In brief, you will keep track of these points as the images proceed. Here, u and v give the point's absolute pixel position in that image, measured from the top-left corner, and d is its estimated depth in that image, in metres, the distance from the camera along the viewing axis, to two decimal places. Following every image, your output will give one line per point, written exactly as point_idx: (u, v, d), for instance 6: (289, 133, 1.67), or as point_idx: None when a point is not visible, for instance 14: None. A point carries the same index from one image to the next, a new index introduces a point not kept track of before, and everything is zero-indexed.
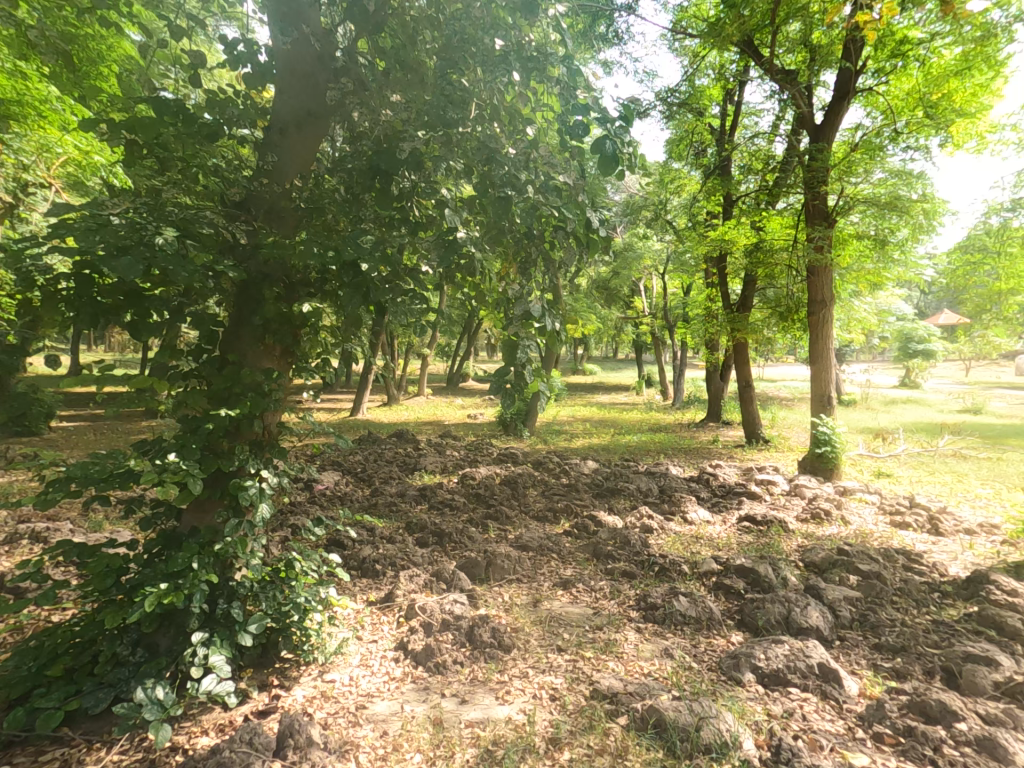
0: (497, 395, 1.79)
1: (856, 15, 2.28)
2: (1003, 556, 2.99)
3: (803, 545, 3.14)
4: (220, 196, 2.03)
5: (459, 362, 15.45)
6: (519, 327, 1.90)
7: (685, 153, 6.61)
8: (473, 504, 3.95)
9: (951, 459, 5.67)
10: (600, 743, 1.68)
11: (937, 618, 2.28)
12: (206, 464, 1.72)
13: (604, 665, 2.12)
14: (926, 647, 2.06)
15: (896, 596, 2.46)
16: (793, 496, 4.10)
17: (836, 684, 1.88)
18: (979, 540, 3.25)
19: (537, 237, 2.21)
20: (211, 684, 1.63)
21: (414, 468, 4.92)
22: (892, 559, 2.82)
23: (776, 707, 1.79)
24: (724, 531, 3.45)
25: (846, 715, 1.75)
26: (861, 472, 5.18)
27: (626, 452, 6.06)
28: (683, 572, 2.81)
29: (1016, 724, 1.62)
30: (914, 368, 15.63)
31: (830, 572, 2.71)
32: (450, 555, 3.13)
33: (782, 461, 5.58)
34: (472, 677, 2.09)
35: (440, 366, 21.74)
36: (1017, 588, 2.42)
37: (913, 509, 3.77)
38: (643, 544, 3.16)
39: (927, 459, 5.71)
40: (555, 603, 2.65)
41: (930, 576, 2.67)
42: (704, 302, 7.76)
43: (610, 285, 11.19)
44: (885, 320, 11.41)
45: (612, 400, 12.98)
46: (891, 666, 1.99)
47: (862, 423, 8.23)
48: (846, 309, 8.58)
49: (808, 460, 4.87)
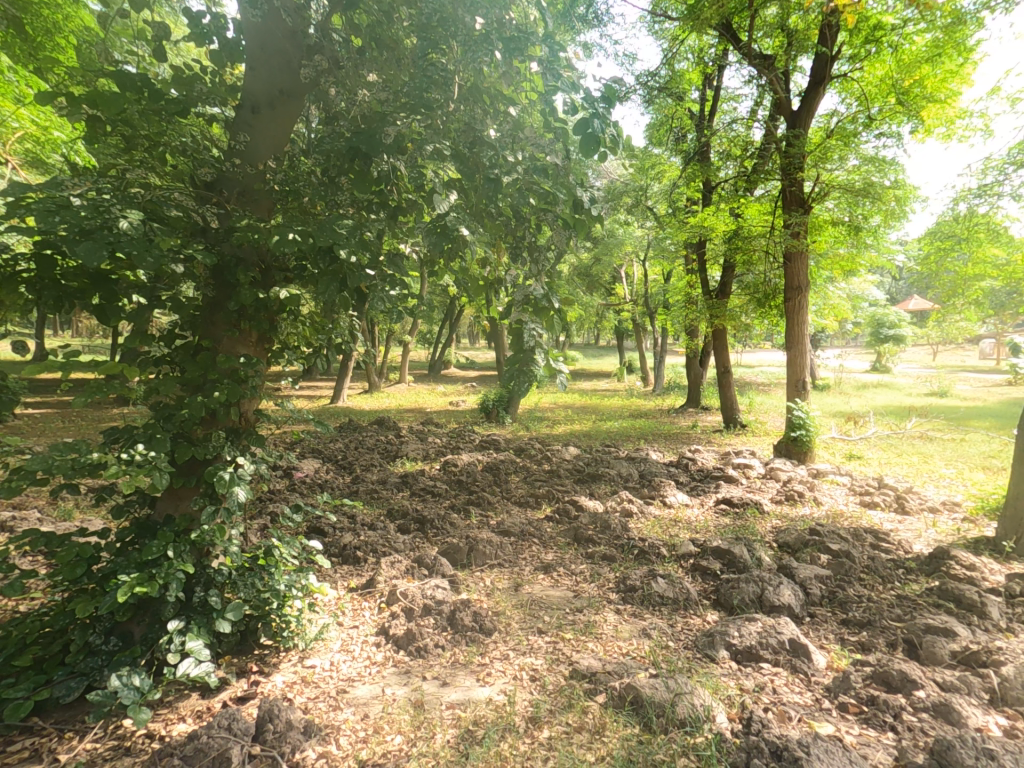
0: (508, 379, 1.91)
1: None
2: (964, 533, 3.12)
3: (777, 526, 3.23)
4: (190, 176, 1.97)
5: (441, 349, 15.36)
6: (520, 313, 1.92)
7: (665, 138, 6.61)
8: (455, 490, 3.96)
9: (917, 441, 5.86)
10: (578, 721, 1.72)
11: (902, 594, 2.36)
12: (180, 452, 1.69)
13: (584, 646, 2.16)
14: (891, 621, 2.13)
15: (864, 574, 2.54)
16: (769, 478, 4.21)
17: (805, 659, 1.94)
18: (942, 517, 3.38)
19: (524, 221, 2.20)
20: (189, 668, 1.62)
21: (395, 455, 4.91)
22: (860, 538, 2.91)
23: (748, 682, 1.85)
24: (701, 513, 3.52)
25: (813, 687, 1.81)
26: (833, 454, 5.31)
27: (607, 437, 6.12)
28: (661, 555, 2.87)
29: (970, 690, 1.70)
30: (884, 354, 16.03)
31: (802, 552, 2.79)
32: (431, 541, 3.14)
33: (759, 445, 5.69)
34: (453, 659, 2.11)
35: (422, 354, 21.64)
36: (975, 563, 2.52)
37: (881, 490, 3.88)
38: (622, 528, 3.21)
39: (895, 441, 5.90)
40: (536, 586, 2.69)
41: (896, 553, 2.76)
42: (683, 289, 7.82)
43: (592, 271, 11.20)
44: (858, 305, 11.68)
45: (593, 387, 13.08)
46: (857, 641, 2.06)
47: (834, 407, 8.44)
48: (822, 295, 8.74)
49: (784, 443, 4.97)
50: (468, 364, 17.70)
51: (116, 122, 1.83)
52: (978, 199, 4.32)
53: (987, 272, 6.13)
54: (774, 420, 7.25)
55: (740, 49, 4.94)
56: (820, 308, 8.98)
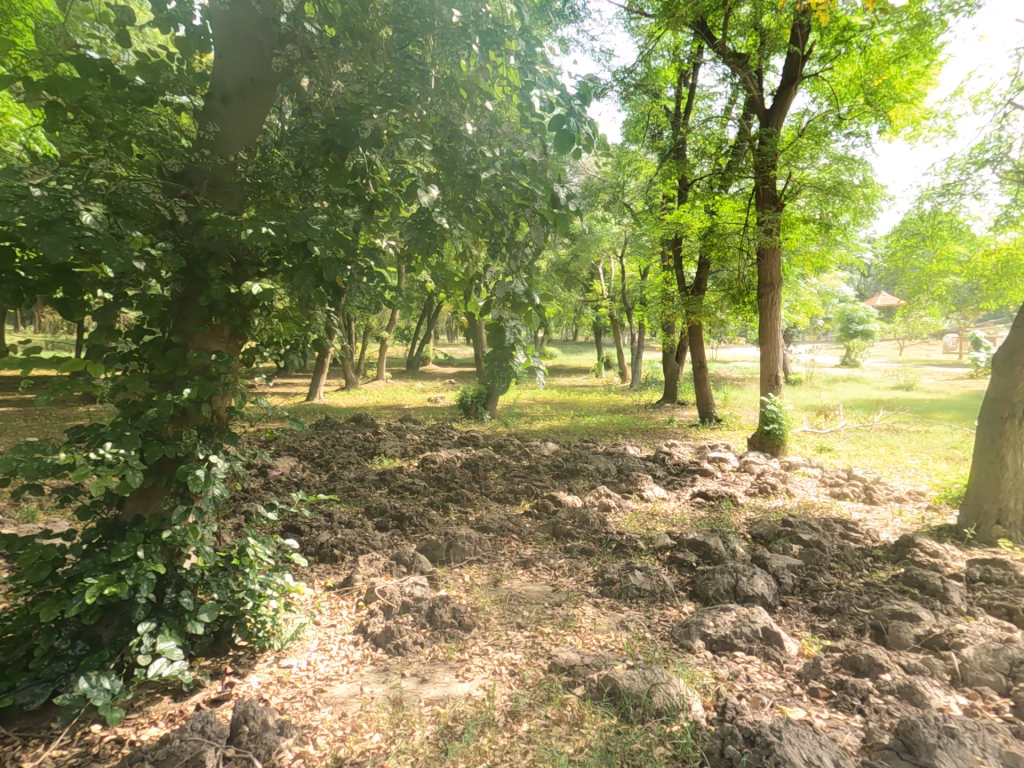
0: (493, 376, 1.82)
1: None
2: (927, 521, 3.23)
3: (751, 517, 3.29)
4: (157, 166, 1.91)
5: (418, 345, 15.25)
6: (501, 307, 1.91)
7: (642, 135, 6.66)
8: (434, 487, 3.93)
9: (885, 433, 6.04)
10: (557, 714, 1.73)
11: (869, 581, 2.43)
12: (150, 451, 1.64)
13: (563, 640, 2.17)
14: (859, 608, 2.20)
15: (834, 563, 2.61)
16: (743, 472, 4.29)
17: (778, 646, 1.99)
18: (908, 506, 3.50)
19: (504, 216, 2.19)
20: (162, 668, 1.58)
21: (373, 452, 4.86)
22: (830, 528, 2.99)
23: (722, 671, 1.89)
24: (678, 506, 3.58)
25: (785, 673, 1.85)
26: (804, 447, 5.44)
27: (586, 433, 6.16)
28: (639, 548, 2.90)
29: (932, 672, 1.76)
30: (853, 350, 16.49)
31: (775, 542, 2.85)
32: (410, 538, 3.12)
33: (733, 439, 5.80)
34: (433, 656, 2.10)
35: (400, 350, 21.47)
36: (938, 550, 2.61)
37: (850, 481, 3.99)
38: (600, 522, 3.24)
39: (864, 433, 6.07)
40: (515, 581, 2.69)
41: (865, 542, 2.85)
42: (659, 285, 7.90)
43: (570, 267, 11.23)
44: (828, 301, 11.97)
45: (571, 383, 13.17)
46: (825, 627, 2.12)
47: (805, 401, 8.66)
48: (793, 291, 8.94)
49: (757, 437, 5.07)
50: (447, 361, 17.62)
51: (78, 109, 1.76)
52: (942, 197, 4.46)
53: (949, 270, 6.36)
54: (747, 414, 7.41)
55: (715, 47, 4.98)
56: (792, 304, 9.17)
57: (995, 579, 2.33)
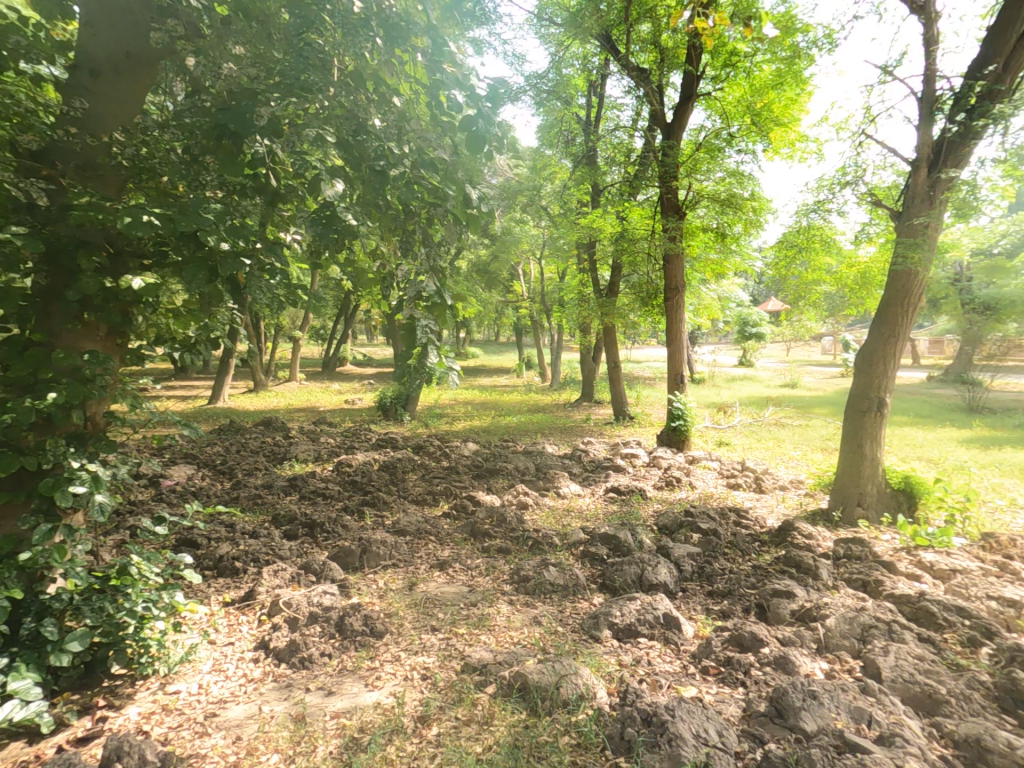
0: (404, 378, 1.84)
1: (694, 20, 2.43)
2: (805, 506, 3.58)
3: (658, 509, 3.48)
4: (11, 143, 1.69)
5: (335, 345, 14.70)
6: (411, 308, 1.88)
7: (555, 141, 6.84)
8: (349, 491, 3.80)
9: (774, 426, 6.61)
10: (466, 714, 1.73)
11: (756, 564, 2.64)
12: (3, 463, 1.45)
13: (477, 639, 2.17)
14: (747, 589, 2.38)
15: (727, 548, 2.81)
16: (652, 466, 4.52)
17: (677, 630, 2.11)
18: (791, 493, 3.86)
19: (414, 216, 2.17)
20: (16, 710, 1.39)
21: (283, 457, 4.62)
22: (726, 516, 3.22)
23: (626, 657, 1.97)
24: (592, 502, 3.70)
25: (682, 655, 1.97)
26: (706, 441, 5.83)
27: (506, 432, 6.22)
28: (554, 545, 2.97)
29: (803, 642, 1.94)
30: (749, 349, 17.92)
31: (678, 532, 3.02)
32: (321, 545, 3.00)
33: (643, 435, 6.11)
34: (340, 667, 2.03)
35: (316, 350, 20.58)
36: (813, 532, 2.90)
37: (744, 472, 4.33)
38: (518, 520, 3.28)
39: (757, 427, 6.61)
40: (430, 584, 2.66)
41: (754, 528, 3.10)
42: (576, 287, 8.15)
43: (489, 268, 11.31)
44: (726, 305, 12.96)
45: (493, 383, 13.28)
46: (718, 609, 2.28)
47: (708, 398, 9.30)
48: (696, 296, 9.58)
49: (665, 433, 5.35)
50: (366, 362, 17.15)
51: None
52: (815, 212, 4.95)
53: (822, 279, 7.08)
54: (658, 411, 7.82)
55: (620, 60, 5.20)
56: (695, 307, 9.82)
57: (856, 555, 2.63)
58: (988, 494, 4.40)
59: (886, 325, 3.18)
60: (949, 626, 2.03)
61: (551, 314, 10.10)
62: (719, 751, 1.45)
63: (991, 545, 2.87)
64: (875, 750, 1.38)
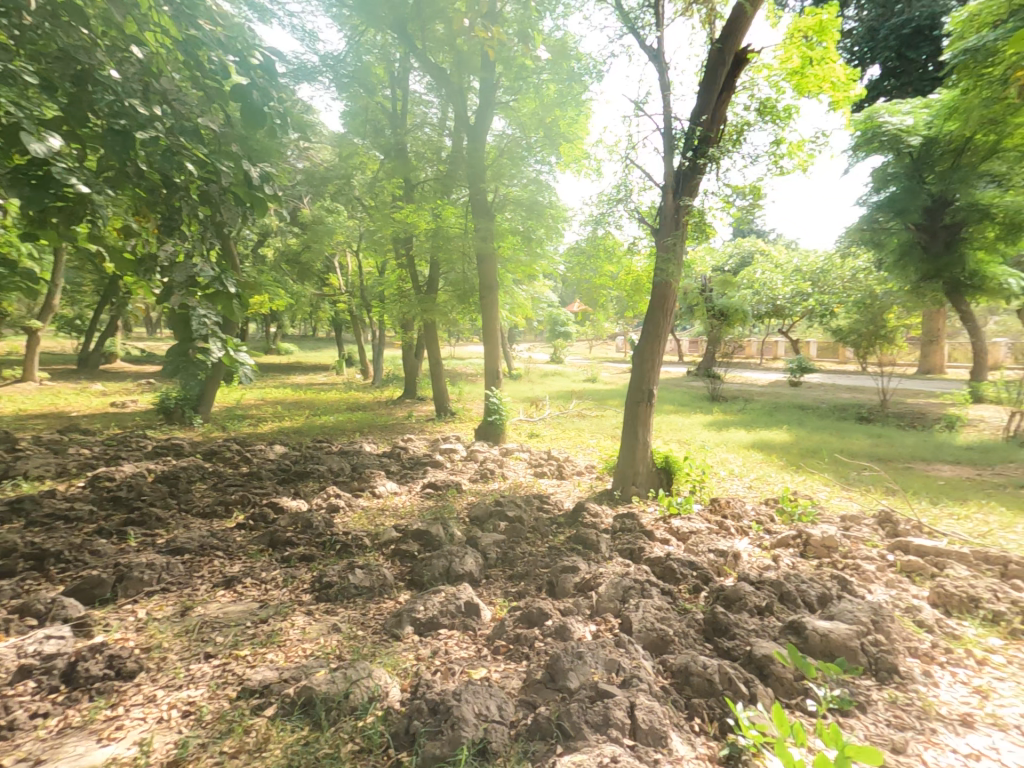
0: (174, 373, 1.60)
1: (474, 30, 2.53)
2: (595, 487, 4.01)
3: (471, 501, 3.57)
4: None
5: (103, 339, 12.28)
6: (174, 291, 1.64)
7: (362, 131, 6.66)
8: (111, 510, 3.18)
9: (576, 417, 7.31)
10: (235, 745, 1.54)
11: (552, 544, 2.86)
12: None
13: (261, 659, 1.97)
14: (542, 569, 2.55)
15: (529, 533, 3.00)
16: (469, 459, 4.64)
17: (476, 616, 2.16)
18: (586, 477, 4.29)
19: (181, 187, 1.89)
20: None
21: (12, 475, 3.67)
22: (530, 502, 3.44)
23: (423, 650, 1.96)
24: (407, 498, 3.65)
25: (477, 639, 2.02)
26: (520, 434, 6.20)
27: (318, 432, 5.84)
28: (363, 546, 2.85)
29: (581, 610, 2.14)
30: (560, 349, 19.62)
31: (487, 521, 3.13)
32: (62, 579, 2.44)
33: (462, 430, 6.26)
34: (71, 723, 1.65)
35: (79, 345, 16.94)
36: (599, 511, 3.24)
37: (549, 461, 4.68)
38: (325, 524, 3.08)
39: (563, 419, 7.25)
40: (211, 606, 2.34)
41: (552, 511, 3.36)
42: (396, 283, 8.02)
43: (298, 259, 10.54)
44: (538, 306, 14.04)
45: (307, 381, 12.44)
46: (509, 593, 2.40)
47: (522, 393, 9.95)
48: (510, 297, 10.19)
49: (481, 427, 5.54)
50: (150, 358, 14.67)
51: None
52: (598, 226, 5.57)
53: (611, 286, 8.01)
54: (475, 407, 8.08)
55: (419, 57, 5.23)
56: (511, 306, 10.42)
57: (630, 528, 3.00)
58: (715, 466, 5.45)
59: (652, 328, 3.69)
60: (683, 577, 2.45)
61: (371, 309, 9.80)
62: (496, 725, 1.52)
63: (722, 508, 3.57)
64: (619, 692, 1.59)
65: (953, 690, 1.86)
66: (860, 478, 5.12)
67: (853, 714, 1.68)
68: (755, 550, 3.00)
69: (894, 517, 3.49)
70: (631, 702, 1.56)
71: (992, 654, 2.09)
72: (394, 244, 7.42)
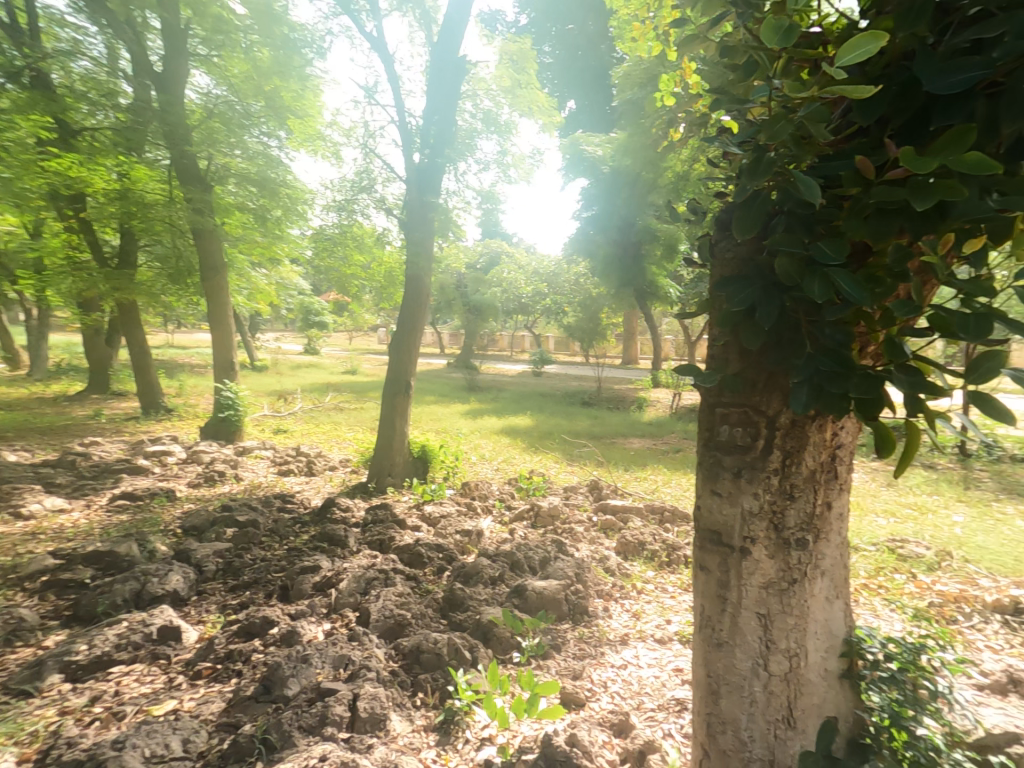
0: None
1: None
2: (347, 480, 5.79)
3: (185, 511, 4.60)
4: None
5: None
6: None
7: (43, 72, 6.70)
8: None
9: (331, 411, 10.04)
10: None
11: (291, 544, 4.02)
12: None
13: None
14: (274, 574, 3.51)
15: (264, 535, 4.11)
16: (190, 461, 6.01)
17: (167, 649, 2.80)
18: (337, 471, 6.15)
19: None
20: None
21: None
22: (272, 505, 4.69)
23: (189, 703, 2.41)
24: (91, 514, 4.49)
25: (167, 672, 2.65)
26: (261, 431, 8.13)
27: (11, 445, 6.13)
28: (44, 615, 3.09)
29: (304, 612, 3.01)
30: (309, 337, 22.57)
31: (210, 530, 4.15)
32: None
33: (179, 433, 7.48)
34: None
35: None
36: (309, 534, 4.06)
37: (296, 458, 6.48)
38: (25, 564, 3.55)
39: (275, 419, 8.96)
40: None
41: (297, 510, 4.68)
42: (64, 251, 8.37)
43: None
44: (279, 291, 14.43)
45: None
46: (314, 533, 4.19)
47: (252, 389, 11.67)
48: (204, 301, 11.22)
49: (213, 424, 7.01)
50: None
51: None
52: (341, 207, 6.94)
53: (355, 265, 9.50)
54: (268, 406, 10.09)
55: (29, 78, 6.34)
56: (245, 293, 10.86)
57: (331, 537, 3.96)
58: (472, 452, 7.30)
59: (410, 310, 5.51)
60: (429, 561, 3.69)
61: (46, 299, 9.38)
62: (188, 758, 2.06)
63: (471, 490, 5.31)
64: (342, 689, 2.31)
65: (619, 617, 3.34)
66: (579, 452, 7.76)
67: (552, 655, 2.85)
68: (492, 527, 4.52)
69: (598, 485, 5.66)
70: (354, 696, 2.29)
71: (647, 584, 3.80)
72: (53, 205, 7.68)
